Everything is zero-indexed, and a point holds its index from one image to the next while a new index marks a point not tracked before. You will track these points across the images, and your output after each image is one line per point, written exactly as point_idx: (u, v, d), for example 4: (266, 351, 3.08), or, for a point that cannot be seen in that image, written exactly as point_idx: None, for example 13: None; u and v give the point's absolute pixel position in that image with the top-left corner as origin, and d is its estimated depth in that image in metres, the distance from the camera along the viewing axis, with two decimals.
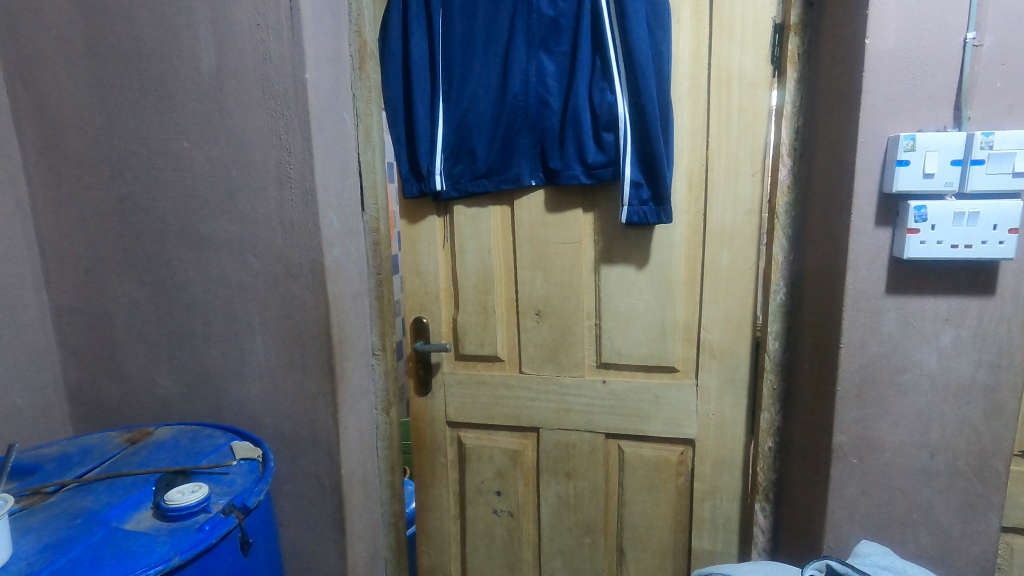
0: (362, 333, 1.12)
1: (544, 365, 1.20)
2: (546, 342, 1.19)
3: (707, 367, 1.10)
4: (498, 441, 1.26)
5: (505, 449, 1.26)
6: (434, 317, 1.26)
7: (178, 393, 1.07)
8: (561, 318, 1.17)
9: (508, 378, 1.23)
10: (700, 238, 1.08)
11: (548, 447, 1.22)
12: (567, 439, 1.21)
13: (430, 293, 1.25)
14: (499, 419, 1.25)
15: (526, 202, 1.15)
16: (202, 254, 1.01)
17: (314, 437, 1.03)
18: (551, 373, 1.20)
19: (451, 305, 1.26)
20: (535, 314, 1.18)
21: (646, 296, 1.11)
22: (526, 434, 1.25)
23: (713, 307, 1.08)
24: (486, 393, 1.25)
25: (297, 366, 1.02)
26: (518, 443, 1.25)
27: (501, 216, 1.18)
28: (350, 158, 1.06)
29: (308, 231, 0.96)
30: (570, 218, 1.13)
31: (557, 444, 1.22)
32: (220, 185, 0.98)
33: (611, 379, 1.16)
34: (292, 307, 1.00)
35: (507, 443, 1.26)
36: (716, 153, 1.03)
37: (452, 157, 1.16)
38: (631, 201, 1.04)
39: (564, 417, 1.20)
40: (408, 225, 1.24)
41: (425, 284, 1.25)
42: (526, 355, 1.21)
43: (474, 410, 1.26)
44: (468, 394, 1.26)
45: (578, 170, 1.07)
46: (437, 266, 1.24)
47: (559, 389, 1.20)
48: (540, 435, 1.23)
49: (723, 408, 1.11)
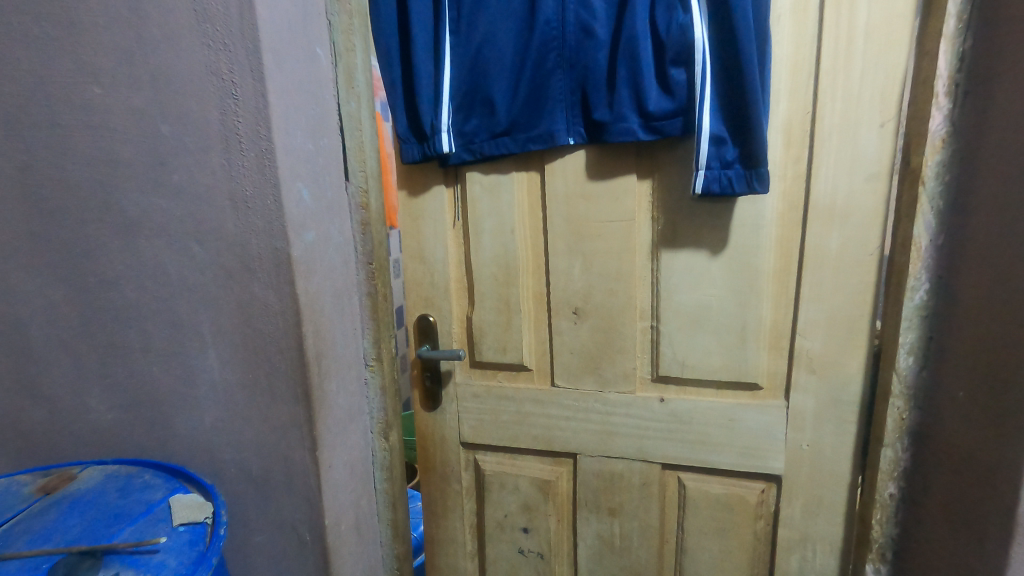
0: (351, 341, 0.86)
1: (583, 377, 0.95)
2: (585, 348, 0.93)
3: (801, 384, 0.83)
4: (525, 468, 1.02)
5: (532, 478, 1.02)
6: (444, 315, 1.01)
7: (114, 420, 0.83)
8: (605, 319, 0.91)
9: (536, 391, 0.98)
10: (799, 214, 0.79)
11: (588, 477, 0.98)
12: (611, 469, 0.96)
13: (439, 286, 0.99)
14: (525, 442, 1.01)
15: (561, 166, 0.88)
16: (132, 242, 0.76)
17: (289, 479, 0.79)
18: (592, 386, 0.94)
19: (464, 299, 1.00)
20: (572, 314, 0.93)
21: (721, 293, 0.84)
22: (559, 459, 1.00)
23: (813, 307, 0.81)
24: (509, 410, 1.01)
25: (262, 389, 0.77)
26: (550, 470, 1.01)
27: (527, 188, 0.91)
28: (327, 110, 0.79)
29: (266, 209, 0.70)
30: (616, 189, 0.86)
31: (599, 474, 0.97)
32: (147, 147, 0.72)
33: (670, 397, 0.91)
34: (251, 312, 0.75)
35: (536, 470, 1.02)
36: (828, 95, 0.74)
37: (464, 108, 0.89)
38: (710, 163, 0.75)
39: (608, 442, 0.95)
40: (410, 199, 0.98)
41: (431, 273, 1.00)
42: (556, 363, 0.96)
43: (494, 429, 1.02)
44: (486, 411, 1.02)
45: (634, 122, 0.79)
46: (446, 251, 0.98)
47: (603, 407, 0.94)
48: (577, 462, 0.98)
49: (821, 437, 0.84)
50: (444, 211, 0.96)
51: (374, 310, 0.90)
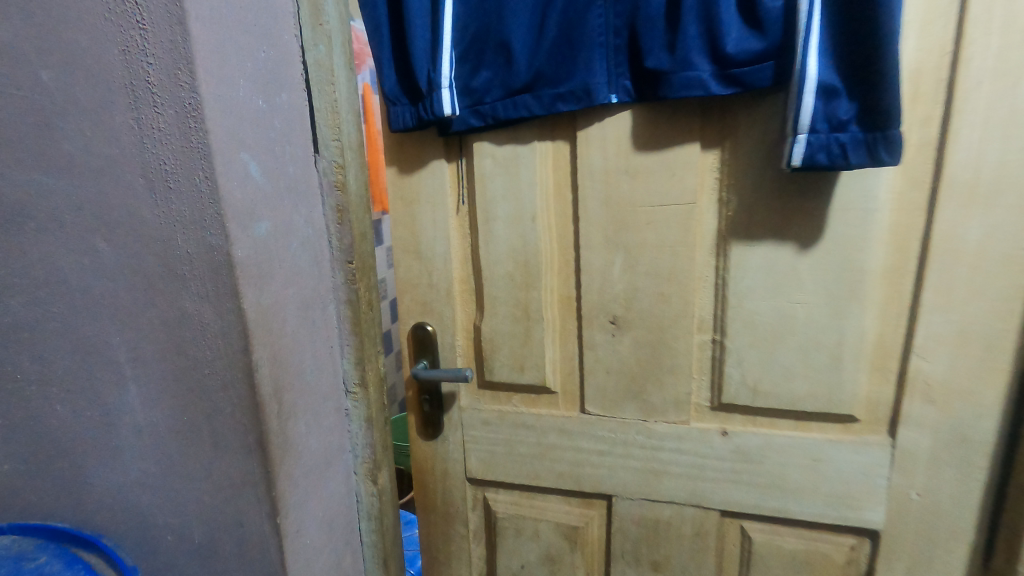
0: (327, 364, 0.66)
1: (623, 404, 0.75)
2: (626, 367, 0.74)
3: (914, 418, 0.64)
4: (546, 511, 0.83)
5: (556, 523, 0.82)
6: (446, 324, 0.80)
7: (12, 472, 0.63)
8: (653, 331, 0.72)
9: (562, 419, 0.79)
10: (924, 196, 0.59)
11: (626, 525, 0.79)
12: (656, 516, 0.77)
13: (439, 288, 0.79)
14: (547, 480, 0.81)
15: (599, 133, 0.67)
16: (17, 236, 0.55)
17: (243, 552, 0.59)
18: (635, 415, 0.75)
19: (471, 305, 0.80)
20: (611, 325, 0.73)
21: (811, 300, 0.64)
22: (589, 501, 0.81)
23: (937, 318, 0.61)
24: (528, 442, 0.81)
25: (203, 435, 0.57)
26: (578, 514, 0.82)
27: (553, 163, 0.71)
28: (288, 56, 0.58)
29: (194, 190, 0.49)
30: (673, 164, 0.65)
31: (641, 521, 0.78)
32: (27, 103, 0.51)
33: (735, 430, 0.72)
34: (183, 333, 0.54)
35: (561, 514, 0.83)
36: (980, 30, 0.54)
37: (471, 57, 0.68)
38: (816, 124, 0.54)
39: (653, 484, 0.76)
40: (402, 177, 0.77)
41: (429, 272, 0.79)
42: (589, 385, 0.76)
43: (509, 464, 0.83)
44: (498, 441, 0.83)
45: (705, 71, 0.58)
46: (448, 244, 0.77)
47: (647, 440, 0.75)
48: (613, 505, 0.79)
49: (938, 485, 0.65)
50: (445, 192, 0.76)
51: (355, 322, 0.69)
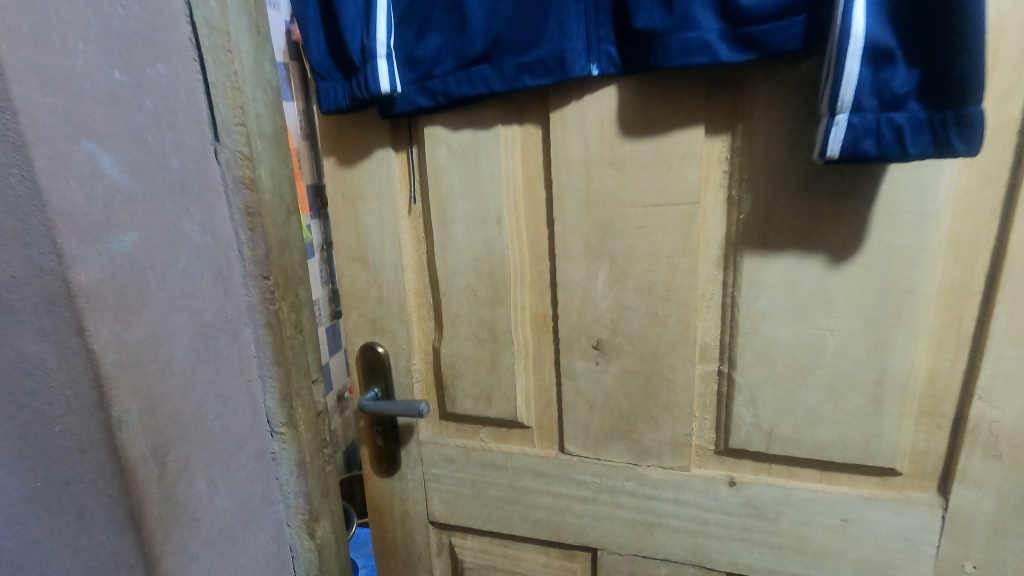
0: (238, 404, 0.53)
1: (610, 445, 0.62)
2: (613, 402, 0.60)
3: (973, 475, 0.51)
4: (521, 562, 0.71)
5: None
6: (400, 345, 0.67)
7: None
8: (646, 360, 0.58)
9: (538, 461, 0.65)
10: (998, 196, 0.45)
11: None
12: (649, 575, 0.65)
13: (390, 303, 0.66)
14: (521, 529, 0.69)
15: (577, 115, 0.53)
16: None
17: None
18: (624, 458, 0.62)
19: (430, 323, 0.67)
20: (594, 351, 0.59)
21: (845, 327, 0.50)
22: (570, 554, 0.69)
23: (1008, 353, 0.48)
24: (498, 485, 0.68)
25: (60, 509, 0.44)
26: (557, 568, 0.70)
27: (523, 152, 0.57)
28: (167, 15, 0.43)
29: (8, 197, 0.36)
30: (670, 154, 0.51)
31: None
32: None
33: (746, 481, 0.58)
34: (19, 380, 0.41)
35: (537, 566, 0.70)
36: None
37: (415, 19, 0.54)
38: (865, 100, 0.40)
39: (645, 539, 0.64)
40: (341, 170, 0.63)
41: (377, 284, 0.66)
42: (569, 422, 0.63)
43: (477, 509, 0.70)
44: (463, 483, 0.70)
45: (711, 32, 0.44)
46: (399, 251, 0.64)
47: (638, 489, 0.62)
48: (598, 561, 0.67)
49: (998, 555, 0.53)
50: (394, 188, 0.62)
51: (279, 351, 0.56)
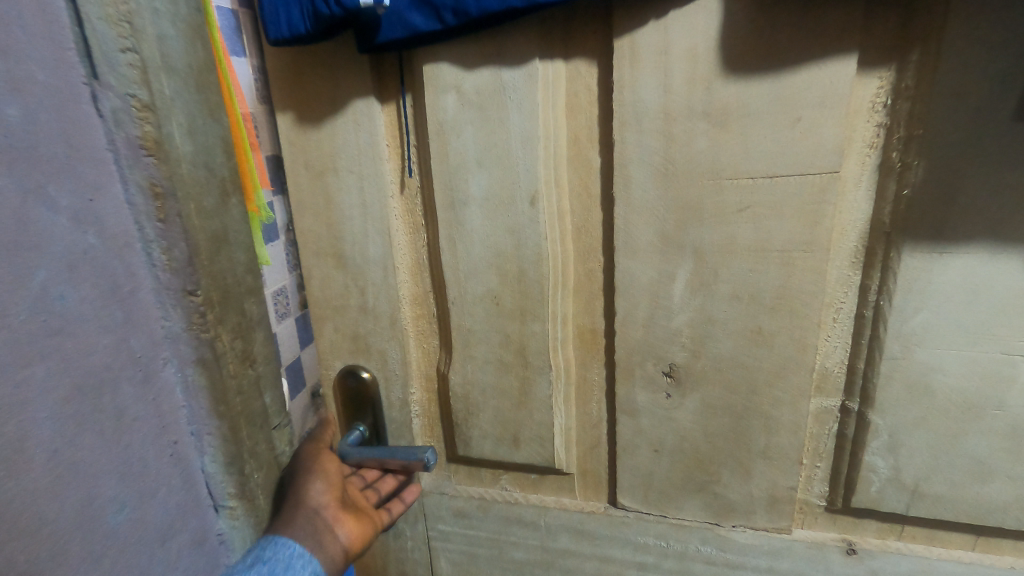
0: None
1: (681, 501, 0.47)
2: (687, 446, 0.45)
3: None
4: None
5: None
6: (392, 370, 0.50)
7: None
8: (738, 393, 0.42)
9: (582, 517, 0.50)
10: None
11: None
12: None
13: (378, 314, 0.48)
14: None
15: (658, 43, 0.36)
16: None
17: None
18: (699, 516, 0.47)
19: (433, 340, 0.50)
20: (664, 380, 0.44)
21: None
22: None
23: None
24: (527, 547, 0.52)
25: None
26: None
27: (568, 103, 0.40)
28: None
29: None
30: (801, 102, 0.34)
31: None
32: None
33: (868, 547, 0.44)
34: None
35: None
36: None
37: None
38: None
39: None
40: (301, 130, 0.44)
41: (360, 290, 0.48)
42: (624, 468, 0.48)
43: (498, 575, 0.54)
44: (481, 542, 0.53)
45: None
46: (389, 243, 0.46)
47: (720, 557, 0.47)
48: None
49: None
50: (381, 158, 0.44)
51: (220, 404, 0.34)
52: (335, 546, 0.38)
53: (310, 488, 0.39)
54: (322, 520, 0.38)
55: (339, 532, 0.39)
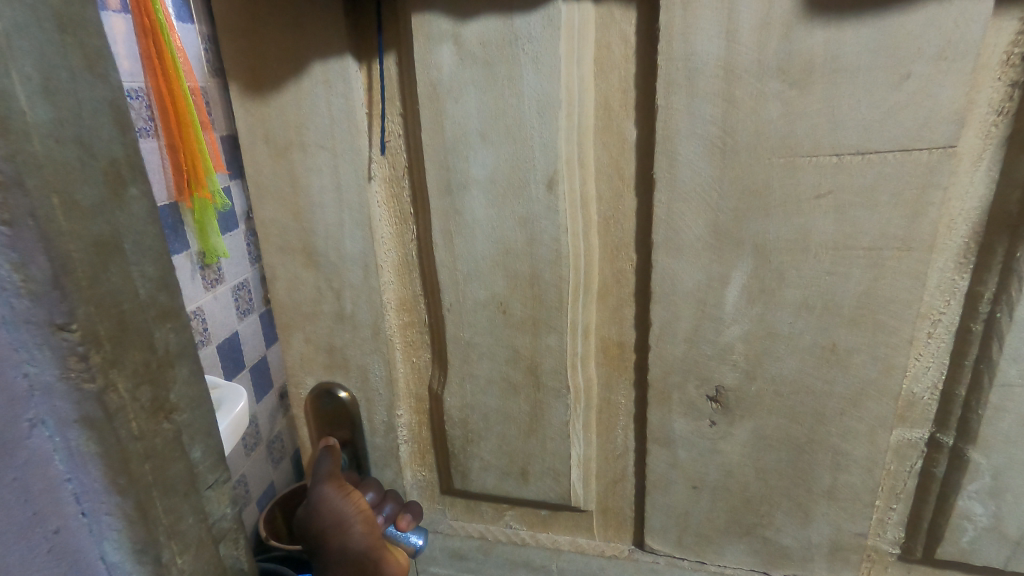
0: None
1: (722, 545, 0.39)
2: (733, 485, 0.37)
3: None
4: None
5: None
6: (374, 389, 0.41)
7: None
8: (803, 424, 0.34)
9: (603, 562, 0.42)
10: None
11: None
12: None
13: (356, 323, 0.39)
14: None
15: None
16: None
17: None
18: (744, 562, 0.39)
19: (424, 353, 0.41)
20: (708, 406, 0.35)
21: None
22: None
23: None
24: None
25: None
26: None
27: (599, 61, 0.31)
28: None
29: None
30: (914, 54, 0.26)
31: None
32: None
33: None
34: None
35: None
36: None
37: None
38: None
39: None
40: (259, 96, 0.35)
41: (336, 292, 0.39)
42: (654, 507, 0.39)
43: None
44: None
45: None
46: (370, 238, 0.37)
47: None
48: None
49: None
50: (362, 131, 0.35)
51: (122, 484, 0.22)
52: None
53: (351, 535, 0.36)
54: (370, 565, 0.36)
55: (387, 567, 0.36)
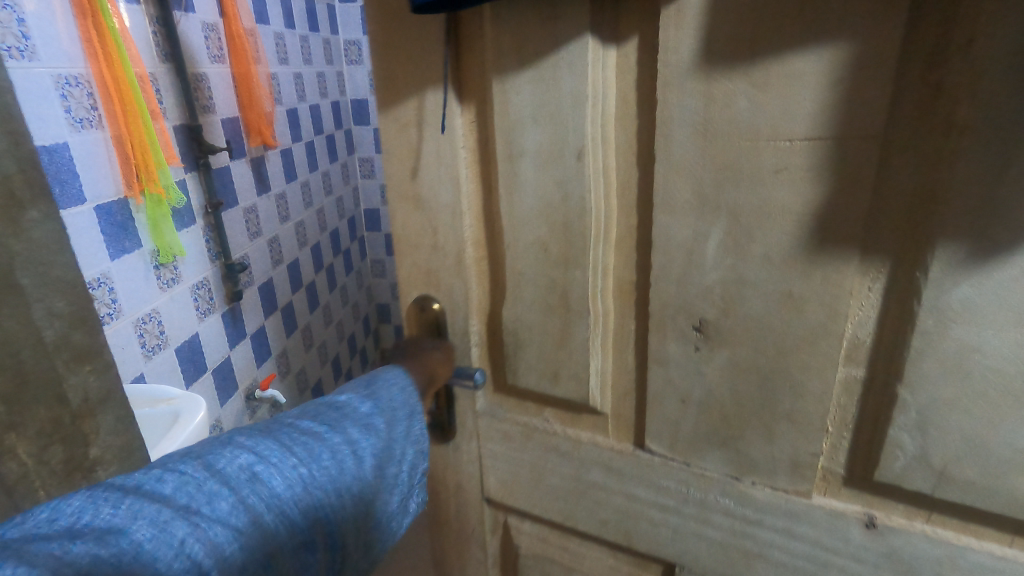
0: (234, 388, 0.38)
1: (704, 453, 0.48)
2: (714, 403, 0.45)
3: None
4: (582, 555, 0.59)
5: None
6: (457, 304, 0.53)
7: None
8: (767, 356, 0.42)
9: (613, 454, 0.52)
10: None
11: None
12: None
13: (446, 252, 0.51)
14: (587, 522, 0.57)
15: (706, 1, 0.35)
16: None
17: None
18: (720, 470, 0.47)
19: (491, 282, 0.52)
20: (694, 334, 0.44)
21: None
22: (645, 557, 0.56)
23: None
24: (561, 467, 0.56)
25: None
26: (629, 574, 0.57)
27: (620, 62, 0.40)
28: None
29: None
30: (851, 64, 0.33)
31: None
32: None
33: (884, 523, 0.43)
34: None
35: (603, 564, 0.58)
36: None
37: None
38: None
39: (739, 566, 0.50)
40: (388, 78, 0.47)
41: (430, 228, 0.51)
42: (654, 416, 0.49)
43: (537, 490, 0.58)
44: (524, 462, 0.58)
45: None
46: (458, 189, 0.48)
47: (739, 507, 0.48)
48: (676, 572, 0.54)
49: None
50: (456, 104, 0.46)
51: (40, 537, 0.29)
52: (437, 377, 0.52)
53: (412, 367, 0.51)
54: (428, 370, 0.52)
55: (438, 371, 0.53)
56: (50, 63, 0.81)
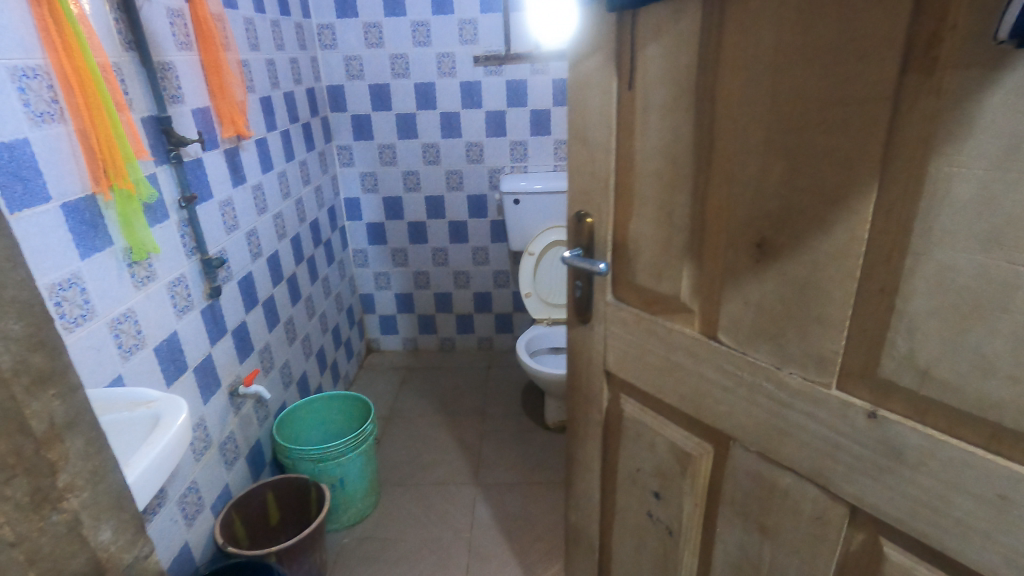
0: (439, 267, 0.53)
1: (756, 345, 0.56)
2: (767, 305, 0.53)
3: None
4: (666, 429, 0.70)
5: (671, 443, 0.69)
6: (602, 217, 0.68)
7: None
8: (805, 267, 0.49)
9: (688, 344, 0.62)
10: None
11: (742, 478, 0.62)
12: (772, 478, 0.58)
13: (597, 172, 0.66)
14: (671, 401, 0.67)
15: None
16: None
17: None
18: (768, 361, 0.55)
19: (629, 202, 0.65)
20: (756, 248, 0.53)
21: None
22: (710, 434, 0.65)
23: None
24: (653, 354, 0.67)
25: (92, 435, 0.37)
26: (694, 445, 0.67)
27: (719, 25, 0.51)
28: None
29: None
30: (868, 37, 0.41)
31: (756, 476, 0.60)
32: None
33: (885, 420, 0.47)
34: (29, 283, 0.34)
35: (678, 437, 0.69)
36: None
37: None
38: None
39: (774, 444, 0.57)
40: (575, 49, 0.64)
41: (592, 159, 0.66)
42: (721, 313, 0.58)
43: (637, 368, 0.70)
44: (631, 345, 0.70)
45: None
46: (610, 127, 0.63)
47: (777, 394, 0.55)
48: (731, 452, 0.62)
49: None
50: (611, 57, 0.60)
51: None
52: None
53: None
54: None
55: None
56: (5, 55, 0.78)
